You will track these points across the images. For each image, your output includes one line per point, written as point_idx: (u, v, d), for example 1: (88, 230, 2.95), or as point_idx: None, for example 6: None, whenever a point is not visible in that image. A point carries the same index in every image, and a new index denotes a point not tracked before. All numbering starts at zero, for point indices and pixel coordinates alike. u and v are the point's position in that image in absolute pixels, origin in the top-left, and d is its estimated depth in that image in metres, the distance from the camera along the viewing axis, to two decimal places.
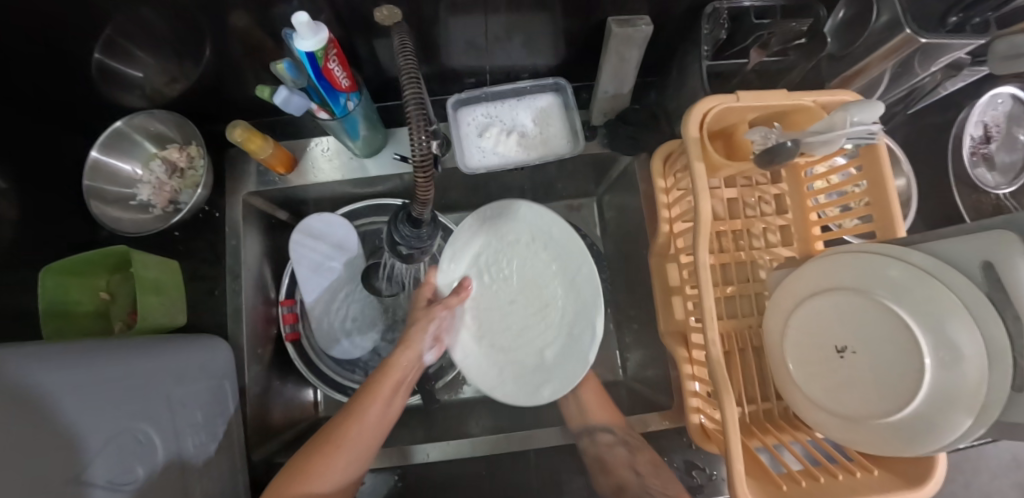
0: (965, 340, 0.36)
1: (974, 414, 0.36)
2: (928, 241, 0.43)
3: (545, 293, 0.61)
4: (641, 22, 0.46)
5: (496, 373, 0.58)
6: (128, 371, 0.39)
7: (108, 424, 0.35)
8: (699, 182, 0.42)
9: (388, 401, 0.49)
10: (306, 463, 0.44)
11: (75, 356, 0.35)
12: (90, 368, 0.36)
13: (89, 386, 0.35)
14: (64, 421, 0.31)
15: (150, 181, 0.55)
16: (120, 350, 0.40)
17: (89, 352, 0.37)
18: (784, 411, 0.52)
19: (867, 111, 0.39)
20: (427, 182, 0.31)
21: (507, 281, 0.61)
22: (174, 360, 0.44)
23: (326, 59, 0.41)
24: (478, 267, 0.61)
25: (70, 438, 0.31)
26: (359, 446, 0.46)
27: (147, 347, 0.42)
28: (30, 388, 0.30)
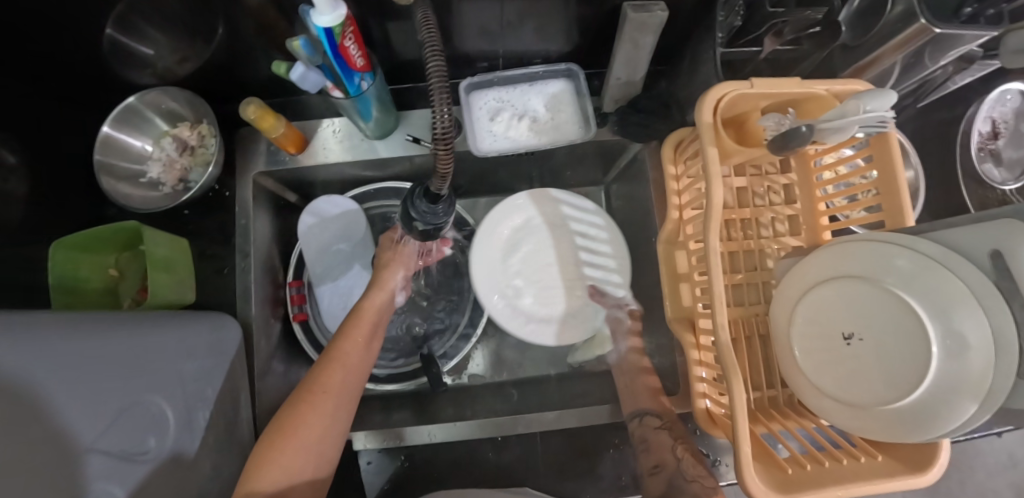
0: (971, 328, 0.37)
1: (979, 400, 0.37)
2: (937, 230, 0.44)
3: (577, 265, 0.66)
4: (657, 8, 0.46)
5: (518, 322, 0.63)
6: (141, 343, 0.39)
7: (119, 396, 0.35)
8: (712, 167, 0.42)
9: (365, 340, 0.52)
10: (297, 403, 0.45)
11: (86, 330, 0.35)
12: (101, 340, 0.36)
13: (99, 358, 0.34)
14: (73, 392, 0.31)
15: (160, 158, 0.54)
16: (130, 325, 0.39)
17: (99, 325, 0.37)
18: (789, 399, 0.53)
19: (880, 99, 0.40)
20: (448, 155, 0.31)
21: (542, 251, 0.66)
22: (186, 335, 0.44)
23: (342, 36, 0.41)
24: (515, 237, 0.66)
25: (82, 410, 0.31)
26: (342, 383, 0.48)
27: (157, 324, 0.42)
28: (40, 358, 0.30)
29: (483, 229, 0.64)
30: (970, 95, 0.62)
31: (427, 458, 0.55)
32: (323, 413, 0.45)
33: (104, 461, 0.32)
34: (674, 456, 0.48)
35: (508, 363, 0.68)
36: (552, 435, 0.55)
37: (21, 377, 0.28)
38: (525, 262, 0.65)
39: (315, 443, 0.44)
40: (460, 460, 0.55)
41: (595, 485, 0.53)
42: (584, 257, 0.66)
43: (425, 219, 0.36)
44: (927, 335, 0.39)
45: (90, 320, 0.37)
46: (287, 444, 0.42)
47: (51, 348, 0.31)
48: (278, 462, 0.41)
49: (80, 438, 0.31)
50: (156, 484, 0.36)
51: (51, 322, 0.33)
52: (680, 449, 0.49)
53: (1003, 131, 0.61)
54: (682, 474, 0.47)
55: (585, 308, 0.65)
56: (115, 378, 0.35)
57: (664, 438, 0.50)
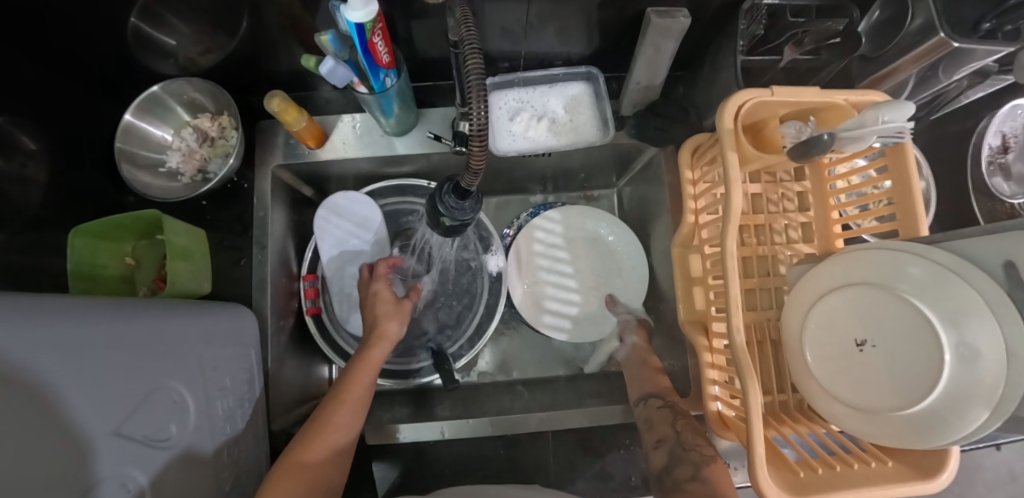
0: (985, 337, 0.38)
1: (990, 409, 0.38)
2: (951, 240, 0.45)
3: (601, 273, 0.70)
4: (680, 14, 0.47)
5: (534, 308, 0.68)
6: (162, 329, 0.39)
7: (145, 380, 0.35)
8: (733, 172, 0.43)
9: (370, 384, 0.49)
10: (298, 455, 0.41)
11: (110, 315, 0.35)
12: (125, 324, 0.35)
13: (125, 341, 0.34)
14: (106, 374, 0.32)
15: (181, 148, 0.55)
16: (149, 312, 0.39)
17: (121, 310, 0.37)
18: (798, 403, 0.54)
19: (897, 111, 0.41)
20: (482, 153, 0.32)
21: (570, 259, 0.70)
22: (205, 322, 0.44)
23: (372, 32, 0.41)
24: (548, 241, 0.70)
25: (110, 394, 0.31)
26: (339, 433, 0.44)
27: (176, 312, 0.42)
28: (75, 339, 0.30)
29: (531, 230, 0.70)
30: (981, 110, 0.63)
31: (437, 454, 0.55)
32: (321, 470, 0.41)
33: (130, 444, 0.32)
34: (675, 428, 0.48)
35: (517, 362, 0.68)
36: (562, 434, 0.55)
37: (55, 358, 0.28)
38: (563, 265, 0.70)
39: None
40: (470, 455, 0.55)
41: (604, 487, 0.52)
42: (609, 266, 0.70)
43: (451, 214, 0.36)
44: (939, 343, 0.39)
45: (110, 306, 0.37)
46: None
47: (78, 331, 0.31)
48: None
49: (107, 422, 0.31)
50: (175, 469, 0.36)
51: (70, 305, 0.33)
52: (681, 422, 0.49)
53: (1014, 145, 0.62)
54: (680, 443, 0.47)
55: (597, 311, 0.69)
56: (141, 362, 0.35)
57: (665, 413, 0.50)
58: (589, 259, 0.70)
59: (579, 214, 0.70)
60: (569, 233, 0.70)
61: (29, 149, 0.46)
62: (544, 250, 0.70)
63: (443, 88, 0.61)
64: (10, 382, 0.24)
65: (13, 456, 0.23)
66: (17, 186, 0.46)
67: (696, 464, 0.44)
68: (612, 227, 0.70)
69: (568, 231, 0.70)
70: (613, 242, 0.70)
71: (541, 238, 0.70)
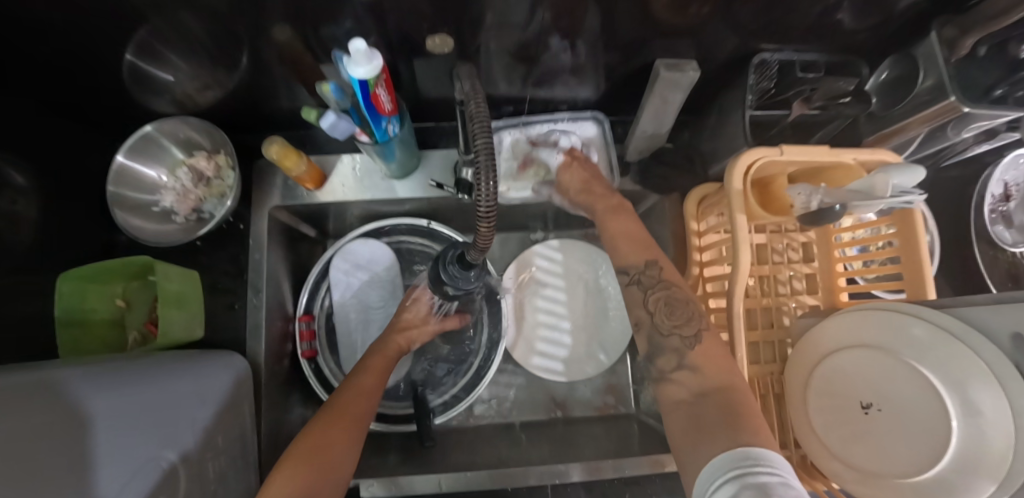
0: (988, 405, 0.36)
1: (998, 481, 0.35)
2: (958, 305, 0.44)
3: (592, 314, 0.68)
4: (689, 68, 0.47)
5: (524, 344, 0.67)
6: (162, 392, 0.39)
7: (142, 445, 0.35)
8: (740, 232, 0.42)
9: (383, 378, 0.51)
10: (315, 435, 0.41)
11: (132, 382, 0.38)
12: (122, 390, 0.37)
13: (121, 404, 0.35)
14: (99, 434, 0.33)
15: (175, 189, 0.53)
16: (161, 374, 0.41)
17: (126, 376, 0.38)
18: (801, 459, 0.52)
19: (908, 175, 0.42)
20: (489, 230, 0.31)
21: (561, 296, 0.68)
22: (205, 387, 0.43)
23: (376, 84, 0.40)
24: (541, 277, 0.69)
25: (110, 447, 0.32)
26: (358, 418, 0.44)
27: (182, 373, 0.43)
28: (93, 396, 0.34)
29: (526, 265, 0.69)
30: (984, 158, 0.63)
31: None
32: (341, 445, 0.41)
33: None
34: (647, 312, 0.45)
35: (516, 403, 0.67)
36: (564, 487, 0.53)
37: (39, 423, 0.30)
38: (553, 304, 0.68)
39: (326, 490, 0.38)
40: None
41: None
42: (600, 307, 0.68)
43: (455, 284, 0.35)
44: (946, 410, 0.38)
45: (116, 373, 0.38)
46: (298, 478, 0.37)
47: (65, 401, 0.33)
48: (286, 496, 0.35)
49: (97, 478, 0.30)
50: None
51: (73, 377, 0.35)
52: (653, 300, 0.45)
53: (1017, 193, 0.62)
54: (657, 328, 0.44)
55: (587, 353, 0.67)
56: (138, 428, 0.35)
57: (636, 293, 0.47)
58: (581, 298, 0.68)
59: (571, 253, 0.69)
60: (565, 271, 0.69)
61: (19, 186, 0.45)
62: (536, 287, 0.68)
63: (447, 129, 0.61)
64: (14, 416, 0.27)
65: None
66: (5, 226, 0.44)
67: (679, 350, 0.42)
68: (603, 269, 0.69)
69: (562, 268, 0.69)
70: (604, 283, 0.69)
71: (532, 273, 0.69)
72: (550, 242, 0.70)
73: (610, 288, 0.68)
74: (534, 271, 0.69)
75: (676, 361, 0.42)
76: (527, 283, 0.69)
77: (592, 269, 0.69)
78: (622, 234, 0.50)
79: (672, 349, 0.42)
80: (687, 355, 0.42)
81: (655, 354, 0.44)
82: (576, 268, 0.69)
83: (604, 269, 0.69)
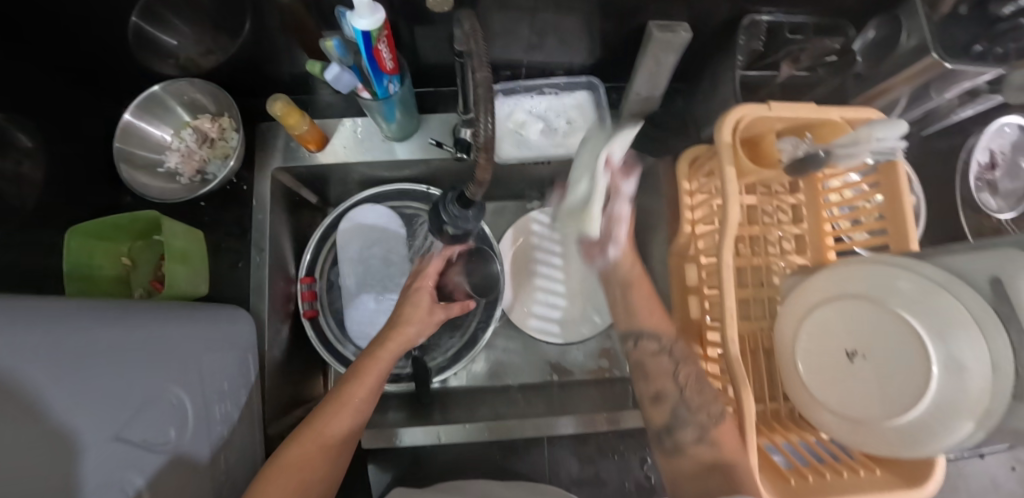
0: (968, 355, 0.38)
1: (975, 418, 0.38)
2: (940, 255, 0.46)
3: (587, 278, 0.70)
4: (681, 29, 0.48)
5: (521, 304, 0.68)
6: (96, 341, 0.32)
7: (115, 406, 0.31)
8: (729, 185, 0.44)
9: (375, 394, 0.47)
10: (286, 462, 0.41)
11: (119, 318, 0.35)
12: (59, 352, 0.28)
13: (60, 371, 0.28)
14: (50, 417, 0.26)
15: (180, 149, 0.54)
16: (150, 314, 0.38)
17: (56, 330, 0.29)
18: (790, 412, 0.54)
19: (891, 130, 0.41)
20: (487, 164, 0.32)
21: (557, 260, 0.70)
22: (154, 331, 0.37)
23: (378, 39, 0.41)
24: (537, 242, 0.70)
25: (100, 396, 0.30)
26: (335, 452, 0.43)
27: (181, 317, 0.41)
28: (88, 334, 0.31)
29: (523, 231, 0.71)
30: (970, 126, 0.65)
31: (430, 462, 0.56)
32: (313, 479, 0.41)
33: (117, 461, 0.30)
34: (676, 383, 0.50)
35: (512, 369, 0.68)
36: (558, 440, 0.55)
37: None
38: (549, 268, 0.70)
39: None
40: (465, 459, 0.56)
41: (599, 492, 0.54)
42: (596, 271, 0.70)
43: (455, 224, 0.37)
44: (927, 355, 0.40)
45: (54, 318, 0.30)
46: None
47: (57, 334, 0.29)
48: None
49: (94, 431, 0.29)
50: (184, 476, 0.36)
51: (6, 320, 0.26)
52: (682, 372, 0.51)
53: (1001, 161, 0.64)
54: (683, 404, 0.48)
55: (582, 315, 0.69)
56: (101, 390, 0.30)
57: (665, 364, 0.52)
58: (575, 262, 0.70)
59: None
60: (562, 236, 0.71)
61: (25, 147, 0.45)
62: (533, 252, 0.70)
63: (445, 94, 0.62)
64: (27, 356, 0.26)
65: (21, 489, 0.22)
66: (11, 187, 0.45)
67: (702, 425, 0.45)
68: None
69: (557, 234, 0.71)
70: None
71: (530, 239, 0.70)
72: (547, 208, 0.72)
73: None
74: (529, 237, 0.70)
75: (697, 435, 0.45)
76: (523, 247, 0.70)
77: None
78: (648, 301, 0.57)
79: (695, 423, 0.46)
80: (707, 429, 0.45)
81: (674, 427, 0.48)
82: None
83: None
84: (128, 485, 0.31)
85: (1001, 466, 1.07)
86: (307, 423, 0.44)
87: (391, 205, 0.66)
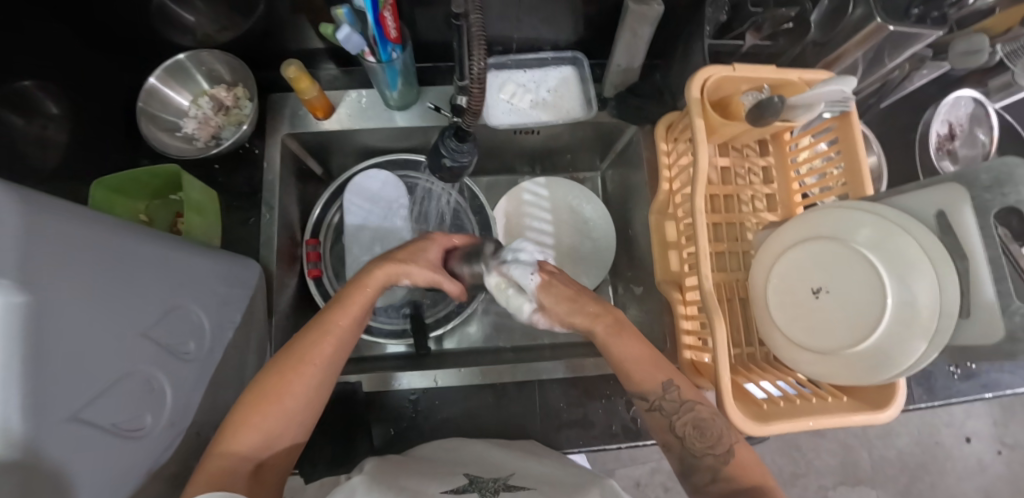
0: (921, 286, 0.42)
1: (928, 339, 0.42)
2: (893, 197, 0.49)
3: (574, 243, 0.74)
4: (654, 2, 0.53)
5: None
6: (119, 252, 0.34)
7: (134, 314, 0.34)
8: (699, 135, 0.48)
9: (356, 320, 0.46)
10: (270, 387, 0.41)
11: (151, 239, 0.38)
12: (78, 261, 0.30)
13: (86, 281, 0.30)
14: (78, 310, 0.29)
15: (199, 113, 0.60)
16: (174, 243, 0.41)
17: (89, 241, 0.31)
18: (765, 355, 0.57)
19: (841, 83, 0.46)
20: (480, 96, 0.40)
21: (545, 226, 0.74)
22: (167, 248, 0.40)
23: (382, 6, 0.47)
24: (527, 209, 0.75)
25: (124, 305, 0.33)
26: (315, 373, 0.43)
27: (198, 250, 0.44)
28: (122, 247, 0.34)
29: (514, 200, 0.75)
30: (929, 100, 0.70)
31: (427, 413, 0.57)
32: (299, 404, 0.42)
33: (145, 360, 0.35)
34: (676, 434, 0.47)
35: (503, 331, 0.72)
36: (548, 384, 0.58)
37: (23, 347, 0.25)
38: (539, 233, 0.74)
39: (285, 429, 0.41)
40: (460, 410, 0.58)
41: (587, 433, 0.57)
42: (583, 236, 0.74)
43: (454, 153, 0.49)
44: (883, 289, 0.44)
45: (100, 225, 0.33)
46: (257, 431, 0.40)
47: (98, 238, 0.32)
48: (252, 445, 0.39)
49: (117, 332, 0.33)
50: (195, 379, 0.41)
51: (60, 215, 0.29)
52: (682, 423, 0.47)
53: (959, 132, 0.69)
54: (689, 451, 0.46)
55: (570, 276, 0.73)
56: (115, 298, 0.33)
57: (660, 418, 0.48)
58: (563, 228, 0.75)
59: (557, 190, 0.76)
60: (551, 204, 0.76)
61: (50, 113, 0.50)
62: (523, 219, 0.75)
63: (443, 69, 0.67)
64: (70, 251, 0.29)
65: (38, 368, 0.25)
66: (38, 145, 0.49)
67: (714, 467, 0.44)
68: (583, 200, 0.75)
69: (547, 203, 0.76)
70: (587, 216, 0.75)
71: (520, 207, 0.75)
72: (537, 179, 0.77)
73: (595, 220, 0.74)
74: (519, 205, 0.75)
75: (710, 478, 0.44)
76: (514, 215, 0.75)
77: (574, 202, 0.75)
78: (630, 350, 0.49)
79: (707, 467, 0.45)
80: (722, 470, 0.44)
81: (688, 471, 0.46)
82: (560, 201, 0.76)
83: (586, 200, 0.75)
84: (153, 382, 0.36)
85: (988, 448, 1.09)
86: (288, 347, 0.43)
87: (397, 173, 0.71)
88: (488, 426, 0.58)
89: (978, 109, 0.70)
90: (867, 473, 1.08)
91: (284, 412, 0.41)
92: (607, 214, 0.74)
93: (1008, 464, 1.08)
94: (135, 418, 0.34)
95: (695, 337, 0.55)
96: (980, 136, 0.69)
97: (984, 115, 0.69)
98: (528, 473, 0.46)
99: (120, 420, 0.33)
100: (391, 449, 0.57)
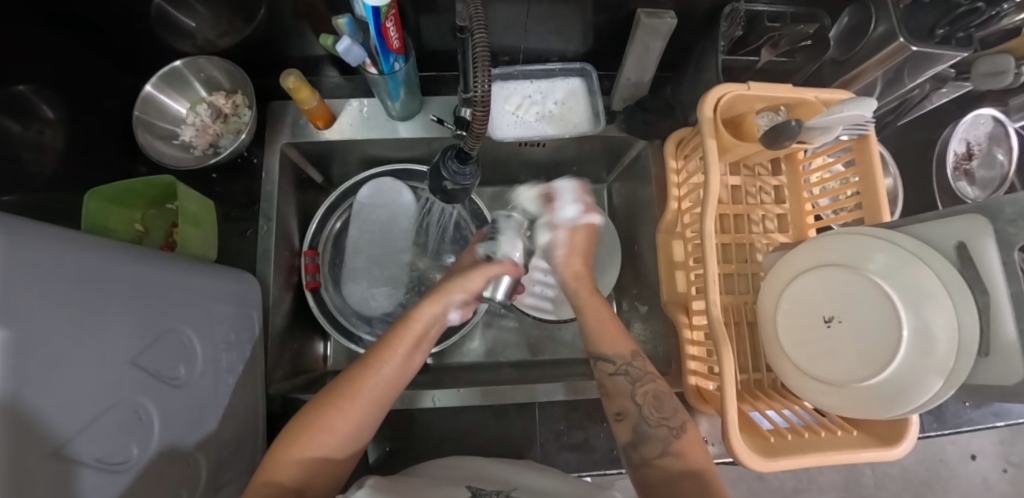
0: (938, 321, 0.40)
1: (945, 375, 0.40)
2: (910, 224, 0.47)
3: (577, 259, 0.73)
4: (668, 15, 0.51)
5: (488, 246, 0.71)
6: (106, 277, 0.33)
7: (123, 342, 0.34)
8: (711, 155, 0.46)
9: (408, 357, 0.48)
10: (318, 419, 0.41)
11: (144, 262, 0.38)
12: (71, 295, 0.29)
13: (71, 309, 0.29)
14: (68, 345, 0.28)
15: (197, 121, 0.59)
16: (168, 264, 0.41)
17: (80, 269, 0.30)
18: (772, 382, 0.56)
19: (859, 106, 0.43)
20: (484, 116, 0.38)
21: None
22: (156, 268, 0.39)
23: (386, 17, 0.43)
24: None
25: (115, 336, 0.33)
26: (368, 404, 0.43)
27: (190, 269, 0.44)
28: (110, 275, 0.33)
29: None
30: (947, 118, 0.68)
31: (423, 433, 0.57)
32: (345, 436, 0.42)
33: (132, 389, 0.34)
34: (634, 402, 0.48)
35: (504, 348, 0.71)
36: (549, 405, 0.57)
37: (8, 385, 0.23)
38: None
39: (326, 464, 0.41)
40: (457, 428, 0.57)
41: (587, 457, 0.56)
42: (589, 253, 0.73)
43: (455, 175, 0.48)
44: (897, 320, 0.41)
45: (91, 252, 0.32)
46: (302, 463, 0.39)
47: (91, 267, 0.31)
48: (293, 479, 0.38)
49: (106, 363, 0.32)
50: (186, 404, 0.41)
51: (53, 247, 0.29)
52: (642, 393, 0.49)
53: (977, 151, 0.67)
54: (645, 420, 0.47)
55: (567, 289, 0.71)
56: (105, 329, 0.32)
57: (622, 384, 0.50)
58: None
59: None
60: None
61: (48, 118, 0.48)
62: None
63: (447, 78, 0.65)
64: (59, 285, 0.28)
65: (23, 414, 0.24)
66: (34, 154, 0.47)
67: (665, 440, 0.45)
68: None
69: None
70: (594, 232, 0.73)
71: None
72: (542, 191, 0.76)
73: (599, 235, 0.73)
74: None
75: (661, 448, 0.45)
76: None
77: None
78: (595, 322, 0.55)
79: (658, 438, 0.46)
80: (673, 443, 0.45)
81: (638, 443, 0.47)
82: None
83: None
84: (143, 411, 0.35)
85: (993, 467, 1.07)
86: (341, 377, 0.45)
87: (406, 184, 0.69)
88: (488, 446, 0.57)
89: (997, 128, 0.67)
90: (870, 491, 1.06)
91: (336, 444, 0.41)
92: (614, 229, 0.73)
93: (1014, 482, 1.06)
94: (121, 449, 0.33)
95: (700, 361, 0.53)
96: (999, 156, 0.67)
97: (1003, 134, 0.67)
98: (530, 488, 0.44)
99: (107, 453, 0.32)
100: (386, 468, 0.55)
